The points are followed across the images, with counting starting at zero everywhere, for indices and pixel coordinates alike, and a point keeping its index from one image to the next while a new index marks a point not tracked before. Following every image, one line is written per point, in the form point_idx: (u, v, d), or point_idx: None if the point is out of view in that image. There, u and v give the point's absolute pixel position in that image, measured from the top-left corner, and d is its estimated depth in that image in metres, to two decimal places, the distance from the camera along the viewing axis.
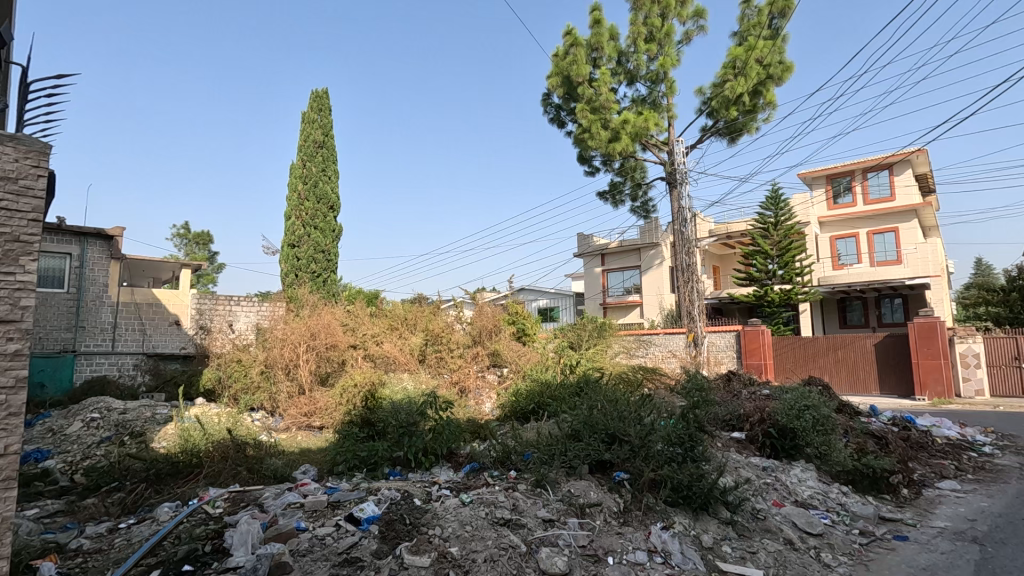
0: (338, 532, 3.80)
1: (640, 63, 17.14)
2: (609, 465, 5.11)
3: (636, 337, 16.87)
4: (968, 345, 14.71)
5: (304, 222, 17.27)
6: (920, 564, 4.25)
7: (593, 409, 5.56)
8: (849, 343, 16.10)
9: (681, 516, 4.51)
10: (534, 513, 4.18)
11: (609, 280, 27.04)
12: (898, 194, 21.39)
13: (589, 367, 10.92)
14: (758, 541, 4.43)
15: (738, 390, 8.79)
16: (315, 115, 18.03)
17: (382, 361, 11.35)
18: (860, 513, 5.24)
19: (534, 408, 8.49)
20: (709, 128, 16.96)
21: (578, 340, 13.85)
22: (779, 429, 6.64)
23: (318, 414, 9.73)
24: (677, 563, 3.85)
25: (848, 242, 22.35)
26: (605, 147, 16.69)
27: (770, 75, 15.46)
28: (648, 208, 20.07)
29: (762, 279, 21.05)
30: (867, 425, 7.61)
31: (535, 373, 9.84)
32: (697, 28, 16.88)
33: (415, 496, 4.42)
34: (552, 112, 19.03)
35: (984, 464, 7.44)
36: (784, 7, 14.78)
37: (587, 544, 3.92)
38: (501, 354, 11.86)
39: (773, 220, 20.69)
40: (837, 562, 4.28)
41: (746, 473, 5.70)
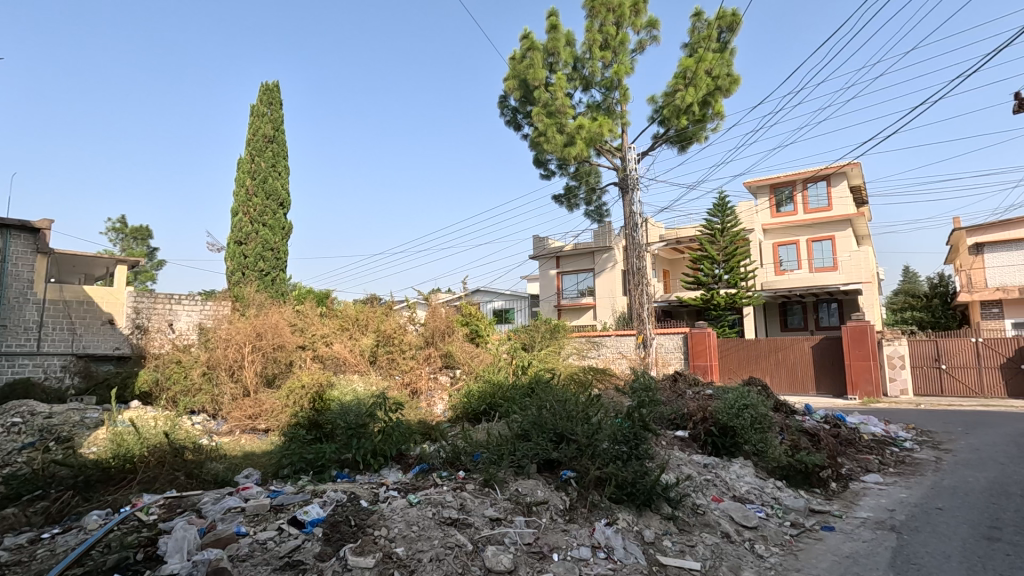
0: (280, 536, 3.73)
1: (595, 70, 17.44)
2: (556, 464, 5.20)
3: (588, 338, 17.21)
4: (895, 347, 15.81)
5: (252, 218, 16.73)
6: (845, 553, 4.53)
7: (542, 409, 5.66)
8: (790, 345, 16.92)
9: (625, 511, 4.64)
10: (481, 513, 4.21)
11: (564, 281, 27.40)
12: (836, 204, 22.59)
13: (540, 368, 11.08)
14: (696, 535, 4.62)
15: (682, 390, 9.09)
16: (265, 109, 17.51)
17: (332, 362, 11.15)
18: (792, 506, 5.53)
19: (486, 408, 8.54)
20: (661, 135, 17.44)
21: (531, 341, 14.00)
22: (720, 427, 6.93)
23: (263, 416, 9.46)
24: (620, 558, 3.98)
25: (789, 249, 23.47)
26: (560, 152, 16.87)
27: (718, 86, 16.08)
28: (602, 212, 20.47)
29: (709, 283, 21.85)
30: (802, 423, 8.01)
31: (488, 374, 9.93)
32: (650, 38, 17.39)
33: (362, 498, 4.38)
34: (509, 114, 19.15)
35: (904, 458, 8.00)
36: (732, 22, 15.39)
37: (533, 541, 3.98)
38: (453, 355, 11.88)
39: (720, 226, 21.47)
40: (769, 553, 4.52)
41: (687, 470, 5.91)
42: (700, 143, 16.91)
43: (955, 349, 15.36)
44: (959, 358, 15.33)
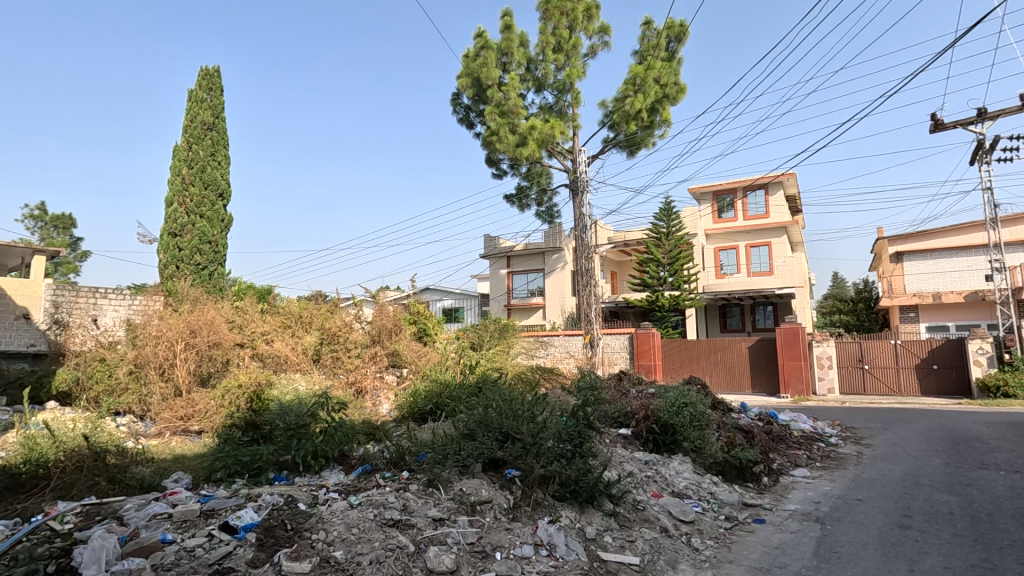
0: (210, 542, 3.55)
1: (548, 72, 17.61)
2: (501, 463, 5.21)
3: (537, 338, 17.37)
4: (823, 348, 16.77)
5: (188, 209, 15.91)
6: (774, 544, 4.76)
7: (488, 409, 5.66)
8: (728, 346, 17.65)
9: (568, 509, 4.70)
10: (424, 513, 4.16)
11: (514, 281, 27.50)
12: (773, 212, 23.73)
13: (488, 367, 11.06)
14: (636, 530, 4.74)
15: (627, 389, 9.30)
16: (205, 95, 16.68)
17: (272, 360, 10.76)
18: (727, 500, 5.77)
19: (432, 408, 8.44)
20: (611, 139, 17.80)
21: (479, 340, 13.96)
22: (661, 425, 7.14)
23: (196, 417, 9.02)
24: (562, 555, 4.02)
25: (729, 254, 24.47)
26: (512, 152, 16.91)
27: (666, 94, 16.53)
28: (553, 213, 20.68)
29: (654, 285, 22.52)
30: (737, 421, 8.37)
31: (435, 373, 9.81)
32: (602, 43, 17.72)
33: (300, 501, 4.23)
34: (461, 112, 19.05)
35: (830, 453, 8.50)
36: (680, 32, 15.87)
37: (476, 541, 3.97)
38: (400, 354, 11.72)
39: (666, 230, 22.20)
40: (703, 546, 4.69)
41: (629, 467, 6.05)
42: (648, 148, 17.36)
43: (876, 350, 16.46)
44: (880, 359, 16.42)
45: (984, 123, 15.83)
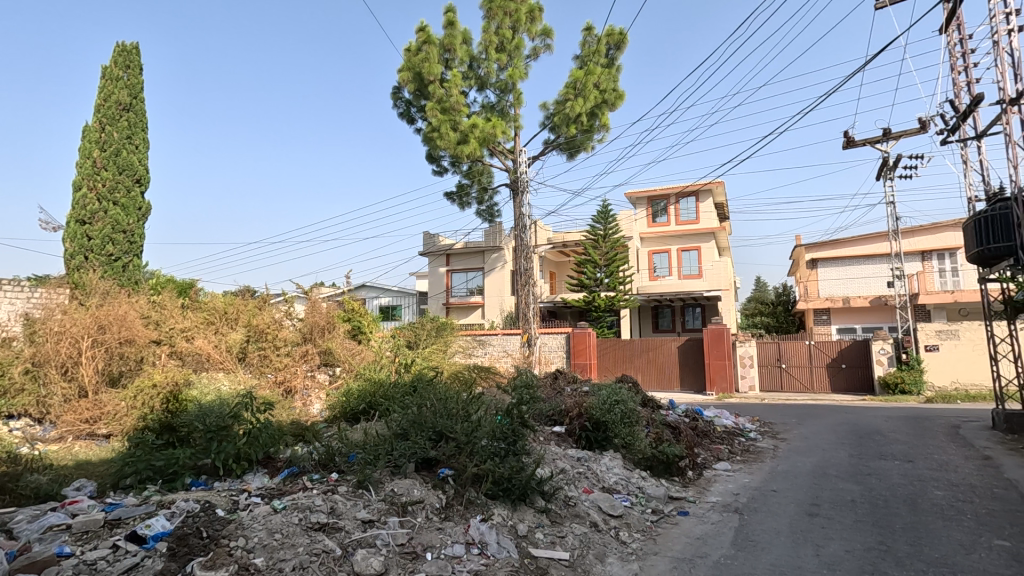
0: (114, 554, 3.30)
1: (490, 71, 17.62)
2: (435, 462, 5.17)
3: (474, 337, 17.39)
4: (745, 348, 17.85)
5: (100, 195, 14.73)
6: (696, 535, 4.98)
7: (422, 408, 5.59)
8: (659, 345, 18.34)
9: (501, 507, 4.72)
10: (353, 515, 4.06)
11: (453, 279, 27.34)
12: (703, 218, 24.86)
13: (424, 366, 10.93)
14: (567, 526, 4.82)
15: (562, 387, 9.47)
16: (121, 73, 15.47)
17: (192, 359, 10.16)
18: (654, 494, 5.99)
19: (365, 408, 8.24)
20: (551, 141, 18.04)
21: (416, 338, 13.78)
22: (593, 422, 7.31)
23: (104, 419, 8.40)
24: (493, 553, 4.03)
25: (662, 257, 25.41)
26: (452, 149, 16.77)
27: (605, 100, 16.98)
28: (493, 212, 20.72)
29: (590, 286, 23.04)
30: (666, 418, 8.69)
31: (369, 372, 9.59)
32: (544, 46, 17.93)
33: (218, 506, 4.01)
34: (402, 107, 18.72)
35: (749, 447, 9.01)
36: (619, 40, 16.31)
37: (406, 541, 3.91)
38: (333, 353, 11.38)
39: (603, 232, 22.79)
40: (631, 539, 4.85)
41: (562, 464, 6.15)
42: (587, 152, 17.73)
43: (792, 350, 17.59)
44: (795, 358, 17.57)
45: (889, 142, 17.25)
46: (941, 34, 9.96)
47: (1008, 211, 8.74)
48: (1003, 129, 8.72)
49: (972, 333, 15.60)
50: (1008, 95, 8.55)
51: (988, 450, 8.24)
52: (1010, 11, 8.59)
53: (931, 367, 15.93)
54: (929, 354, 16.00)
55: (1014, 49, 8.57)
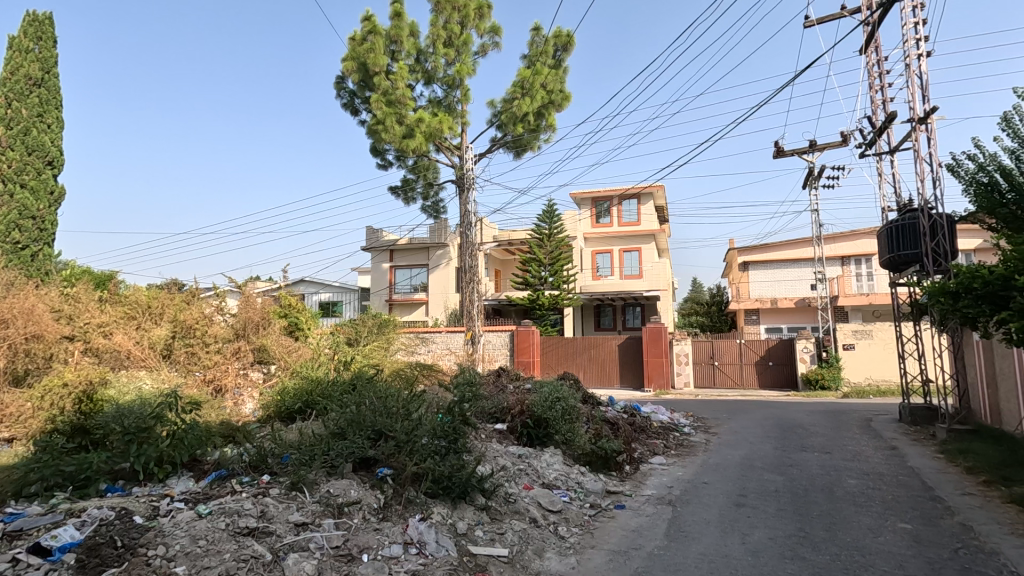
0: (14, 569, 3.03)
1: (438, 66, 17.43)
2: (373, 462, 5.07)
3: (417, 335, 17.20)
4: (681, 346, 18.58)
5: (4, 177, 13.49)
6: (632, 527, 5.13)
7: (361, 407, 5.45)
8: (601, 343, 18.76)
9: (440, 506, 4.68)
10: (285, 518, 3.91)
11: (396, 276, 26.88)
12: (644, 220, 25.59)
13: (365, 364, 10.69)
14: (507, 523, 4.83)
15: (504, 385, 9.51)
16: (31, 44, 14.20)
17: (110, 356, 9.38)
18: (592, 489, 6.12)
19: (302, 407, 7.95)
20: (498, 139, 18.05)
21: (356, 335, 13.43)
22: (535, 419, 7.38)
23: (7, 421, 7.73)
24: (431, 552, 3.98)
25: (605, 257, 25.98)
26: (397, 143, 16.46)
27: (552, 100, 17.16)
28: (439, 208, 20.51)
29: (535, 284, 23.26)
30: (605, 414, 8.88)
31: (307, 369, 9.27)
32: (492, 44, 17.89)
33: (136, 513, 3.76)
34: (345, 97, 18.20)
35: (683, 441, 9.36)
36: (567, 42, 16.51)
37: (341, 544, 3.81)
38: (268, 350, 10.89)
39: (547, 231, 23.06)
40: (569, 533, 4.93)
41: (503, 461, 6.17)
42: (533, 151, 17.85)
43: (725, 348, 18.43)
44: (727, 355, 18.42)
45: (814, 153, 18.37)
46: (860, 55, 10.70)
47: (915, 220, 9.53)
48: (912, 145, 9.47)
49: (884, 333, 16.88)
50: (918, 113, 9.30)
51: (895, 440, 8.94)
52: (920, 37, 9.33)
53: (848, 364, 17.11)
54: (847, 352, 17.18)
55: (923, 72, 9.32)
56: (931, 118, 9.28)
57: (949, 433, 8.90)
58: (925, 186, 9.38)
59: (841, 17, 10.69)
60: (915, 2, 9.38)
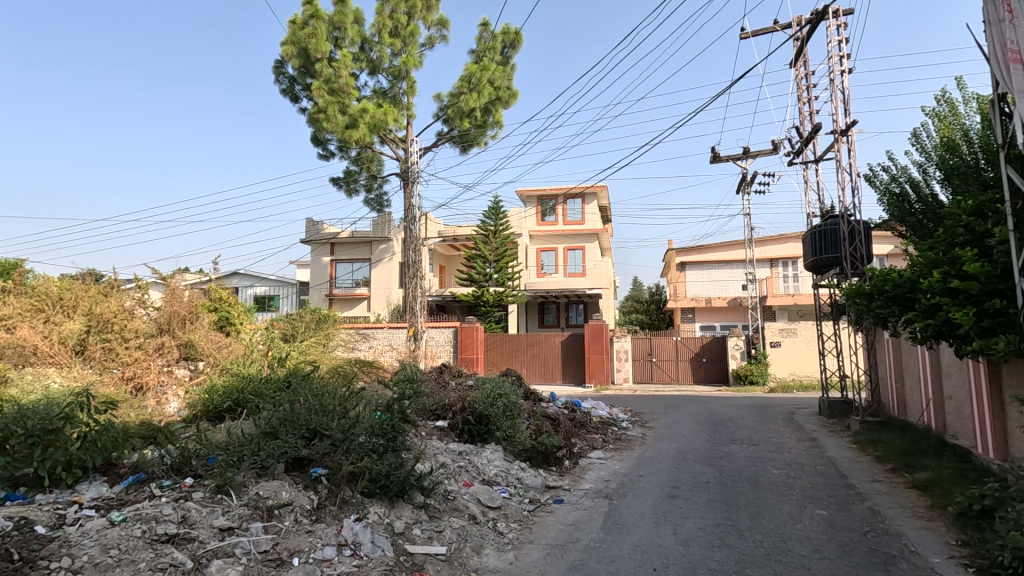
0: None
1: (383, 55, 17.01)
2: (307, 462, 4.89)
3: (357, 331, 16.84)
4: (621, 342, 18.97)
5: None
6: (569, 521, 5.20)
7: (295, 405, 5.25)
8: (543, 340, 18.96)
9: (377, 505, 4.57)
10: (209, 523, 3.71)
11: (337, 270, 26.13)
12: (588, 219, 26.04)
13: (302, 361, 10.32)
14: (446, 520, 4.78)
15: (446, 381, 9.44)
16: None
17: (14, 353, 8.67)
18: (531, 484, 6.17)
19: (231, 406, 7.57)
20: (444, 134, 17.85)
21: (293, 331, 12.91)
22: (476, 416, 7.36)
23: None
24: (366, 553, 3.89)
25: (549, 255, 26.25)
26: (340, 133, 15.94)
27: (499, 97, 17.14)
28: (382, 201, 20.08)
29: (480, 281, 23.23)
30: (546, 410, 8.99)
31: (237, 366, 8.84)
32: (440, 36, 17.66)
33: (37, 523, 3.47)
34: (285, 83, 17.46)
35: (621, 436, 9.61)
36: (514, 39, 16.54)
37: (270, 548, 3.66)
38: (195, 345, 10.25)
39: (493, 228, 23.06)
40: (508, 529, 4.95)
41: (443, 458, 6.10)
42: (479, 147, 17.77)
43: (662, 345, 19.06)
44: (664, 352, 19.06)
45: (747, 160, 19.28)
46: (791, 68, 11.30)
47: (836, 226, 10.18)
48: (834, 156, 10.11)
49: (807, 332, 17.96)
50: (840, 126, 9.93)
51: (815, 432, 9.53)
52: (843, 54, 9.96)
53: (774, 361, 18.10)
54: (773, 349, 18.16)
55: (845, 87, 9.96)
56: (852, 131, 9.93)
57: (862, 425, 9.57)
58: (845, 194, 10.04)
59: (773, 31, 11.26)
60: (839, 21, 9.99)
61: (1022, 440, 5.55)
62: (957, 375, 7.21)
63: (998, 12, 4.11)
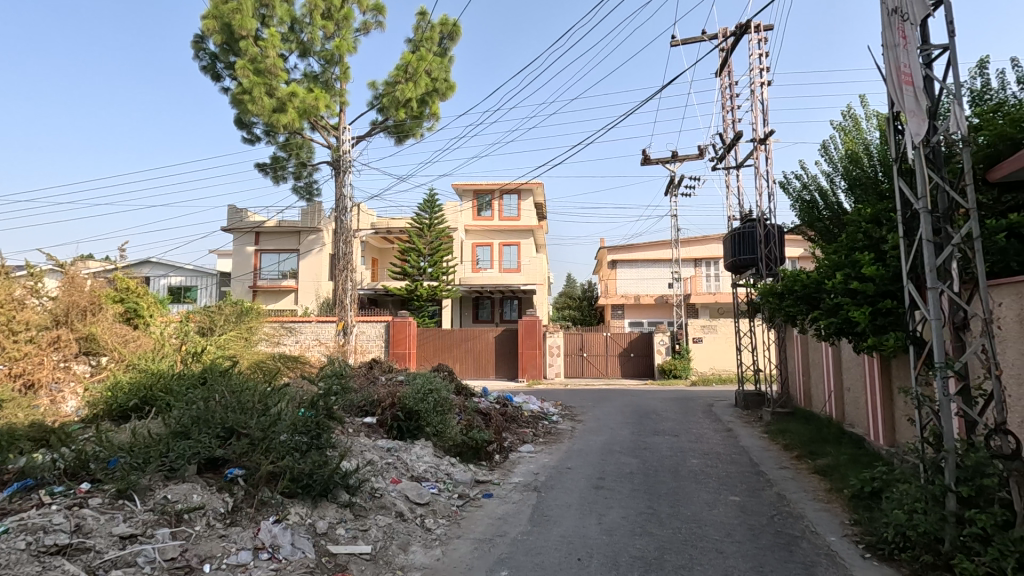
0: None
1: (314, 38, 16.31)
2: (222, 463, 4.63)
3: (282, 324, 16.13)
4: (554, 338, 19.23)
5: None
6: (497, 515, 5.23)
7: (209, 403, 4.94)
8: (477, 335, 18.93)
9: (298, 506, 4.40)
10: (107, 531, 3.44)
11: (262, 260, 24.88)
12: (523, 215, 26.23)
13: (219, 356, 9.74)
14: (371, 518, 4.67)
15: (376, 377, 9.24)
16: None
17: None
18: (461, 479, 6.16)
19: (138, 404, 7.02)
20: (379, 123, 17.39)
21: (211, 325, 12.17)
22: (406, 411, 7.24)
23: None
24: (285, 556, 3.73)
25: (484, 250, 26.24)
26: (266, 117, 15.15)
27: (436, 88, 16.90)
28: (312, 190, 19.30)
29: (413, 275, 22.88)
30: (478, 404, 8.99)
31: (145, 361, 8.23)
32: (375, 22, 17.16)
33: None
34: (206, 60, 16.38)
35: (550, 429, 9.77)
36: (452, 31, 16.35)
37: (178, 555, 3.44)
38: (98, 340, 9.35)
39: (428, 221, 22.78)
40: (436, 525, 4.91)
41: (370, 455, 5.96)
42: (415, 138, 17.44)
43: (593, 340, 19.55)
44: (595, 347, 19.56)
45: (675, 163, 20.08)
46: (716, 77, 11.86)
47: (753, 229, 10.82)
48: (754, 163, 10.72)
49: (726, 328, 19.07)
50: (759, 135, 10.54)
51: (731, 423, 10.11)
52: (763, 67, 10.57)
53: (697, 356, 19.02)
54: (696, 345, 19.08)
55: (764, 98, 10.59)
56: (769, 140, 10.57)
57: (773, 416, 10.25)
58: (762, 199, 10.68)
59: (701, 41, 11.78)
60: (760, 35, 10.59)
61: (907, 428, 6.15)
62: (855, 369, 7.87)
63: (894, 37, 4.46)
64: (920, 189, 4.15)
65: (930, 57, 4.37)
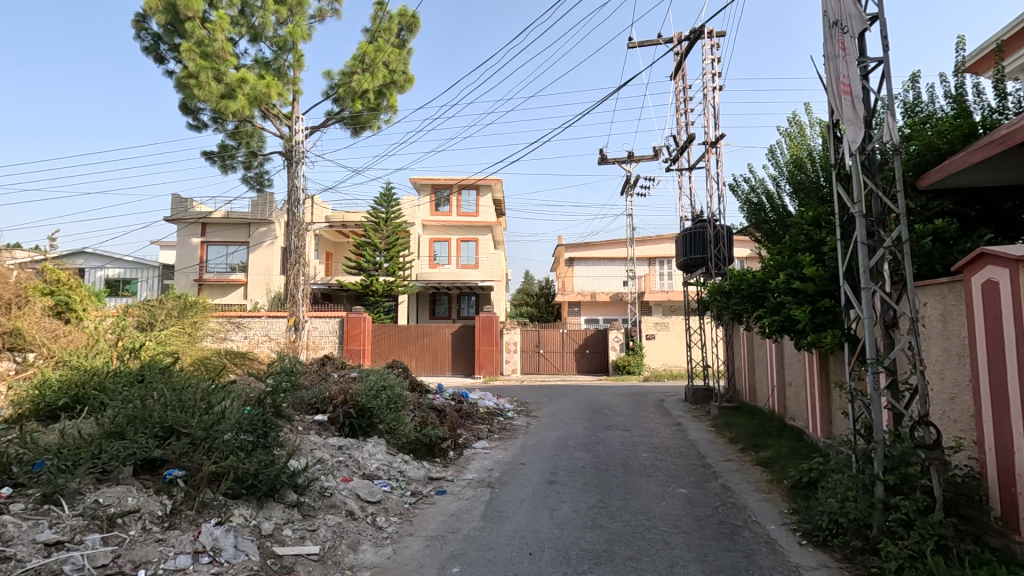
0: None
1: (266, 23, 15.73)
2: (161, 463, 4.42)
3: (230, 320, 15.54)
4: (511, 334, 19.33)
5: None
6: (450, 512, 5.22)
7: (147, 401, 4.71)
8: (434, 332, 18.79)
9: (242, 507, 4.26)
10: (30, 539, 3.24)
11: (208, 253, 23.89)
12: (481, 211, 26.19)
13: (161, 352, 9.30)
14: (320, 518, 4.56)
15: (328, 373, 9.03)
16: None
17: None
18: (414, 477, 6.09)
19: (69, 403, 6.62)
20: (334, 113, 16.96)
21: (152, 320, 11.59)
22: (358, 409, 7.11)
23: None
24: (227, 558, 3.60)
25: (442, 246, 26.05)
26: (214, 103, 14.52)
27: (394, 80, 16.63)
28: (263, 180, 18.65)
29: (369, 270, 22.46)
30: (432, 401, 8.92)
31: (78, 358, 7.76)
32: (331, 10, 16.71)
33: None
34: (149, 40, 15.54)
35: (505, 425, 9.80)
36: (411, 23, 16.12)
37: (110, 561, 3.28)
38: (23, 335, 8.78)
39: (385, 216, 22.41)
40: (387, 523, 4.85)
41: (320, 454, 5.82)
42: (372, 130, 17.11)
43: (549, 337, 19.73)
44: (551, 344, 19.76)
45: (631, 163, 20.47)
46: (671, 80, 12.13)
47: (704, 230, 11.15)
48: (705, 165, 11.04)
49: (677, 325, 19.59)
50: (710, 138, 10.87)
51: (680, 417, 10.41)
52: (715, 72, 10.88)
53: (649, 352, 19.48)
54: (649, 342, 19.54)
55: (716, 102, 10.91)
56: (720, 143, 10.91)
57: (720, 410, 10.62)
58: (712, 201, 11.03)
59: (657, 43, 12.02)
60: (713, 41, 10.90)
61: (842, 421, 6.49)
62: (796, 365, 8.24)
63: (834, 49, 4.67)
64: (857, 194, 4.37)
65: (866, 70, 4.61)
